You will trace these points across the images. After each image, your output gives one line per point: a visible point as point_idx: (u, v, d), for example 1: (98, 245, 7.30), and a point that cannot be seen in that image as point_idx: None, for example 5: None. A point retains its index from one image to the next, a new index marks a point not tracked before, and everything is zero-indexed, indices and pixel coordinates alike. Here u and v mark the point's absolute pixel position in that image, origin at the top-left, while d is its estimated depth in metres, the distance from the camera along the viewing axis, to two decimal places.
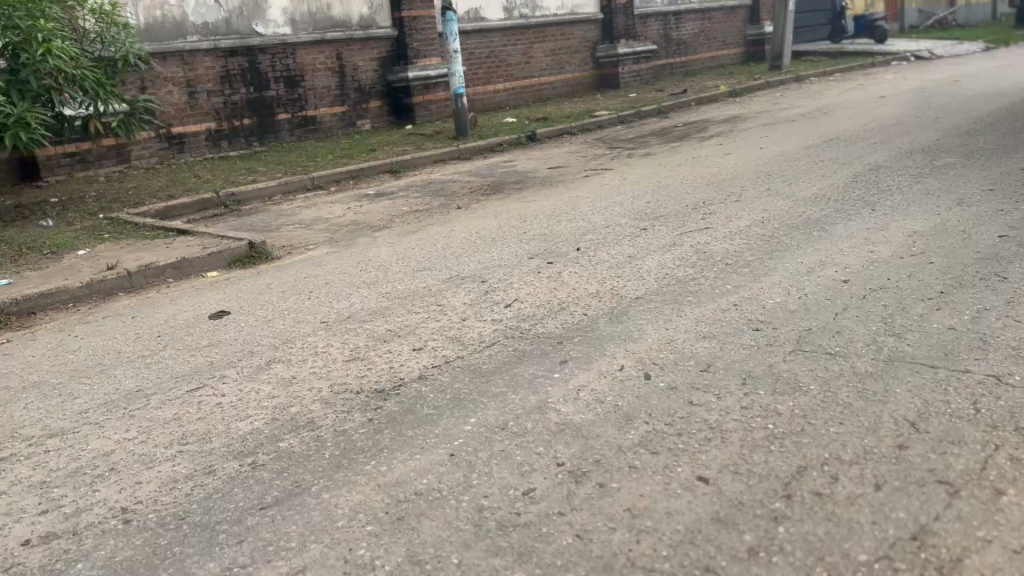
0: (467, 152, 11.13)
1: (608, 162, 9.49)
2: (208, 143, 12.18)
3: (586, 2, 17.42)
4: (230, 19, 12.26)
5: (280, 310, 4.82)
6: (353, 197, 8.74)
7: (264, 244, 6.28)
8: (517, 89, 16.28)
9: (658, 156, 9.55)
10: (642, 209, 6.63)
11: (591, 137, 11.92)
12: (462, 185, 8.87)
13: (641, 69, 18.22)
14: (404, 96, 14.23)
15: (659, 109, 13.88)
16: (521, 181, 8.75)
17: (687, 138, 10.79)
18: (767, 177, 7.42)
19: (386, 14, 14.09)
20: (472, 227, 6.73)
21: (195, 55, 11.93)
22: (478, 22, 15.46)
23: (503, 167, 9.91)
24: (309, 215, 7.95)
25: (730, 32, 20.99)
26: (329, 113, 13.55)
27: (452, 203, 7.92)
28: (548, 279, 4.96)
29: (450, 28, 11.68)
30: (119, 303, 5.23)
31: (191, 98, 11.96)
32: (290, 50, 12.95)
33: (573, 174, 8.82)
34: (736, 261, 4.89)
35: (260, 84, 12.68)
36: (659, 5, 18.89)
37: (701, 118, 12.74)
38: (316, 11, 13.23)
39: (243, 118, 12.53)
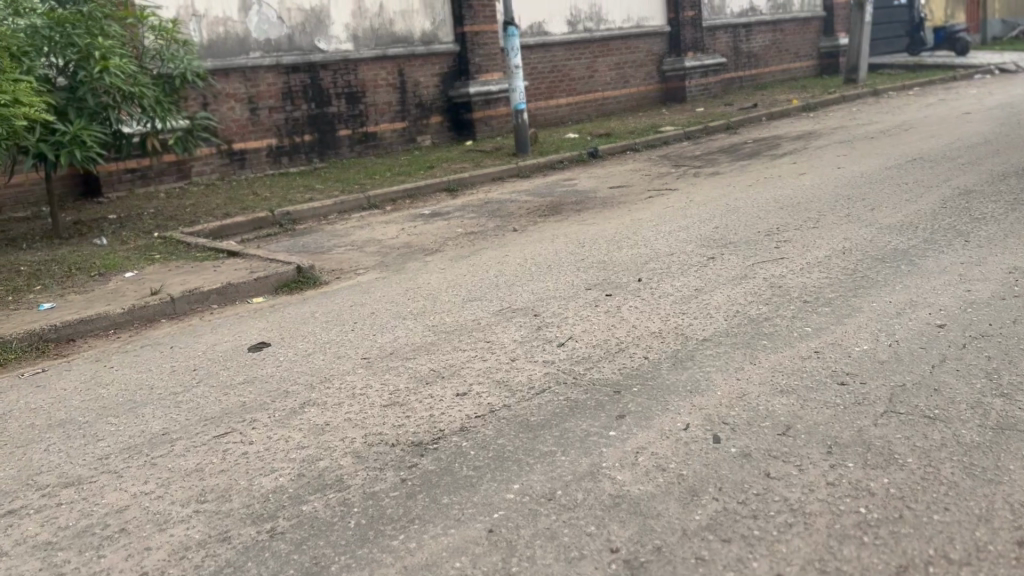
0: (526, 169, 10.82)
1: (672, 181, 9.06)
2: (268, 159, 12.16)
3: (652, 15, 16.99)
4: (293, 35, 12.26)
5: (321, 342, 4.55)
6: (408, 217, 8.51)
7: (312, 269, 6.07)
8: (580, 104, 15.94)
9: (726, 175, 9.07)
10: (709, 235, 6.20)
11: (656, 154, 11.49)
12: (520, 205, 8.56)
13: (709, 83, 17.68)
14: (465, 111, 14.02)
15: (728, 124, 13.35)
16: (581, 201, 8.38)
17: (757, 156, 10.28)
18: (846, 201, 6.90)
19: (448, 29, 13.94)
20: (527, 252, 6.40)
21: (257, 71, 11.94)
22: (541, 36, 15.21)
23: (563, 186, 9.57)
24: (362, 236, 7.74)
25: (803, 44, 20.26)
26: (390, 128, 13.42)
27: (509, 224, 7.60)
28: (607, 313, 4.59)
29: (511, 42, 11.43)
30: (160, 330, 5.07)
31: (253, 115, 11.96)
32: (351, 66, 12.87)
33: (636, 195, 8.42)
34: (816, 299, 4.44)
35: (321, 100, 12.62)
36: (728, 17, 18.34)
37: (772, 134, 12.18)
38: (378, 27, 13.15)
39: (304, 134, 12.48)
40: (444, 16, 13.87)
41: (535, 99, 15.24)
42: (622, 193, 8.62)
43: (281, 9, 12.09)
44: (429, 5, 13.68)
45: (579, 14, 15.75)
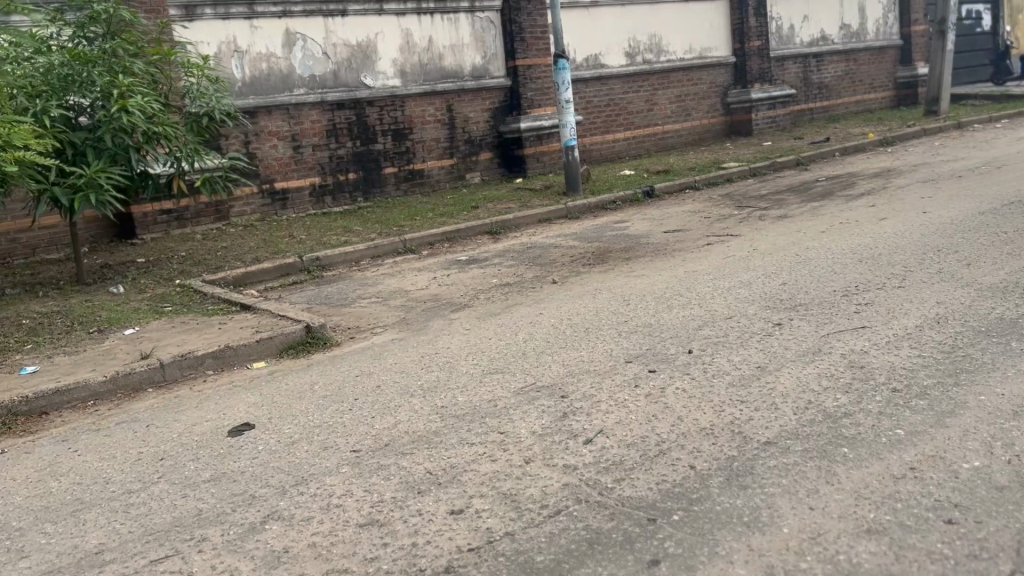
0: (576, 210, 10.14)
1: (735, 225, 8.24)
2: (311, 199, 11.76)
3: (717, 45, 16.21)
4: (339, 71, 11.90)
5: (310, 425, 3.91)
6: (444, 264, 7.90)
7: (324, 327, 5.48)
8: (638, 139, 15.22)
9: (796, 219, 8.20)
10: (774, 295, 5.39)
11: (718, 193, 10.66)
12: (565, 251, 7.86)
13: (777, 115, 16.76)
14: (517, 147, 13.46)
15: (797, 160, 12.43)
16: (631, 248, 7.64)
17: (829, 196, 9.38)
18: (935, 253, 6.01)
19: (499, 64, 13.46)
20: (565, 309, 5.69)
21: (301, 108, 11.59)
22: (597, 68, 14.59)
23: (614, 229, 8.85)
24: (391, 286, 7.15)
25: (878, 74, 19.18)
26: (438, 165, 12.93)
27: (551, 275, 6.89)
28: (647, 397, 3.83)
29: (561, 76, 10.83)
30: (141, 403, 4.53)
31: (296, 153, 11.59)
32: (399, 102, 12.45)
33: (693, 241, 7.64)
34: (907, 389, 3.61)
35: (367, 137, 12.20)
36: (797, 46, 17.44)
37: (845, 172, 11.25)
38: (427, 62, 12.73)
39: (348, 172, 12.06)
40: (495, 50, 13.41)
41: (591, 133, 14.59)
42: (677, 239, 7.86)
43: (326, 44, 11.76)
44: (480, 39, 13.23)
45: (638, 45, 15.10)
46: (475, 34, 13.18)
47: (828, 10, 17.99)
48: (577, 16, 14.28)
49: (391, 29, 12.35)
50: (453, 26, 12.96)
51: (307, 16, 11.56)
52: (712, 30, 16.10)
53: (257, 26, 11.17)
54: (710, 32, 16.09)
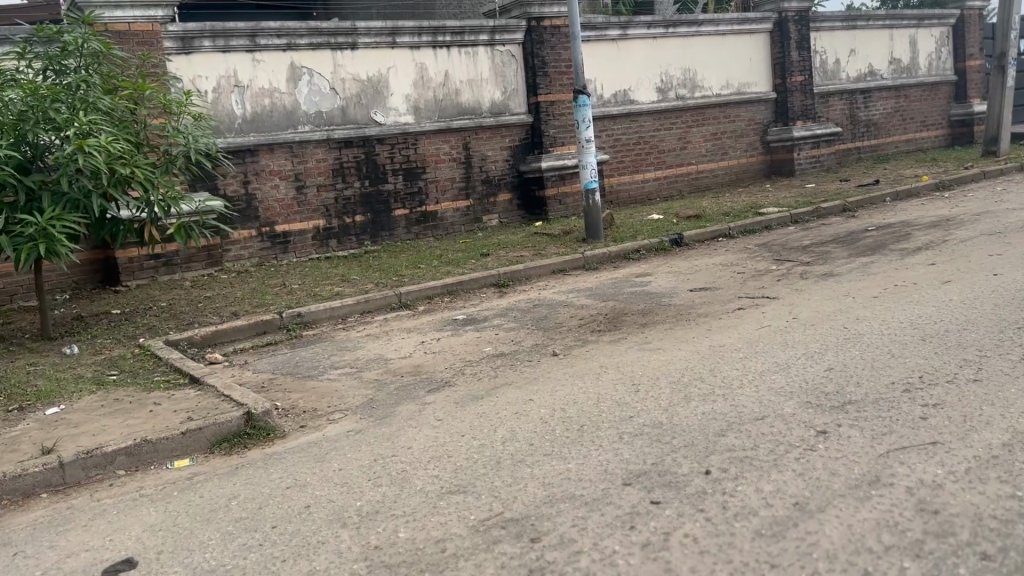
0: (595, 260, 9.20)
1: (773, 284, 7.22)
2: (315, 242, 11.01)
3: (756, 81, 15.24)
4: (347, 107, 11.19)
5: (203, 570, 3.04)
6: (439, 324, 7.01)
7: (269, 412, 4.58)
8: (670, 179, 14.29)
9: (845, 278, 7.16)
10: (814, 387, 4.39)
11: (754, 242, 9.65)
12: (575, 311, 6.91)
13: (822, 154, 15.69)
14: (538, 188, 12.63)
15: (843, 206, 11.38)
16: (650, 310, 6.67)
17: (880, 250, 8.33)
18: (1015, 333, 4.96)
19: (520, 99, 12.69)
20: (561, 394, 4.74)
21: (306, 146, 10.88)
22: (626, 104, 13.71)
23: (634, 285, 7.90)
24: (373, 351, 6.26)
25: (930, 112, 18.01)
26: (452, 207, 12.13)
27: (555, 344, 5.92)
28: (644, 549, 2.85)
29: (582, 113, 9.98)
30: (23, 517, 3.71)
31: (299, 194, 10.86)
32: (412, 140, 11.70)
33: (721, 302, 6.66)
34: (1002, 559, 2.60)
35: (376, 177, 11.45)
36: (842, 82, 16.41)
37: (896, 220, 10.17)
38: (443, 97, 11.99)
39: (355, 214, 11.30)
40: (516, 85, 12.63)
41: (618, 173, 13.70)
42: (704, 299, 6.87)
43: (334, 79, 11.07)
44: (499, 73, 12.47)
45: (670, 80, 14.20)
46: (495, 68, 12.42)
47: (876, 43, 16.94)
48: (605, 49, 13.45)
49: (404, 63, 11.65)
50: (471, 60, 12.23)
51: (314, 49, 10.90)
52: (751, 65, 15.14)
53: (259, 59, 10.56)
54: (749, 67, 15.14)
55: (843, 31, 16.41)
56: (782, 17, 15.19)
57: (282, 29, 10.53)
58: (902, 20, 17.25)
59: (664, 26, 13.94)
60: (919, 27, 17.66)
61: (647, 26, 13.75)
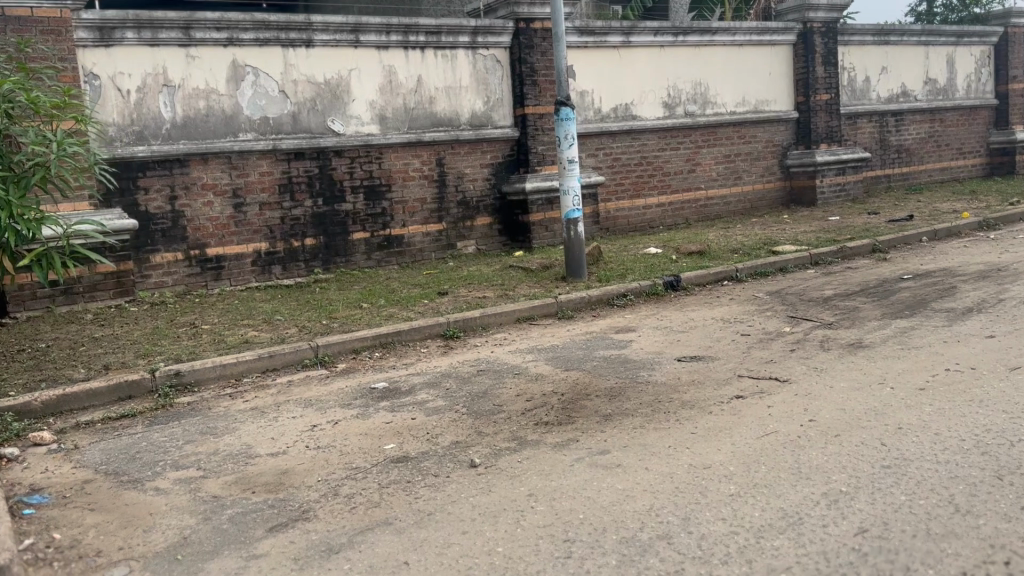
0: (573, 306, 7.61)
1: (785, 355, 5.60)
2: (254, 268, 9.51)
3: (776, 98, 13.63)
4: (298, 114, 9.70)
5: None
6: (351, 392, 5.43)
7: (6, 569, 3.07)
8: (674, 205, 12.71)
9: (879, 351, 5.54)
10: (839, 573, 2.79)
11: (765, 290, 8.05)
12: (525, 384, 5.32)
13: (847, 182, 14.04)
14: (521, 212, 11.09)
15: (872, 245, 9.74)
16: (621, 387, 5.07)
17: (921, 309, 6.70)
18: None
19: (505, 111, 11.15)
20: (456, 545, 3.15)
21: (247, 157, 9.41)
22: (628, 120, 12.15)
23: (612, 344, 6.31)
24: (246, 435, 4.71)
25: (968, 138, 16.33)
26: (421, 231, 10.61)
27: (483, 438, 4.31)
28: None
29: (564, 128, 8.41)
30: None
31: (237, 212, 9.38)
32: (375, 154, 10.18)
33: (714, 381, 5.05)
34: None
35: (331, 195, 9.93)
36: (872, 102, 14.78)
37: (934, 267, 8.55)
38: (415, 106, 10.47)
39: (305, 237, 9.78)
40: (501, 94, 11.10)
41: (616, 198, 12.13)
42: (693, 374, 5.27)
43: (284, 81, 9.60)
44: (482, 80, 10.95)
45: (678, 95, 12.61)
46: (476, 74, 10.89)
47: (911, 61, 15.29)
48: (605, 57, 11.90)
49: (370, 65, 10.14)
50: (450, 64, 10.70)
51: (261, 46, 9.44)
52: (770, 80, 13.54)
53: (195, 55, 9.12)
54: (768, 83, 13.54)
55: (875, 46, 14.78)
56: (807, 28, 13.58)
57: (222, 21, 9.09)
58: (940, 36, 15.58)
59: (673, 34, 12.36)
60: (958, 44, 15.98)
61: (654, 33, 12.17)
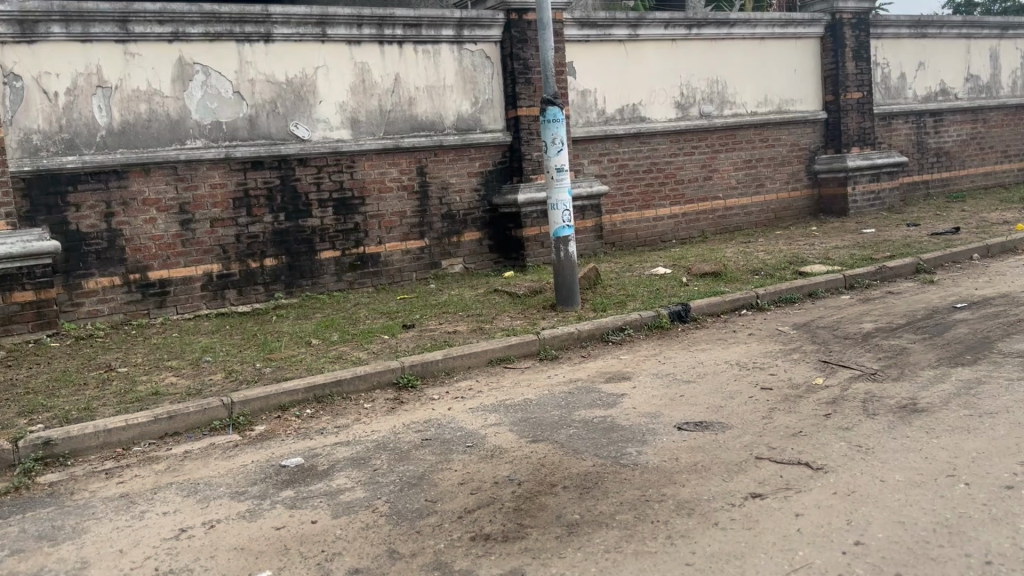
0: (559, 343, 6.37)
1: (817, 422, 4.32)
2: (204, 293, 8.36)
3: (802, 97, 12.30)
4: (256, 118, 8.56)
5: None
6: (256, 471, 4.25)
7: None
8: (689, 216, 11.43)
9: (940, 418, 4.25)
10: None
11: (790, 322, 6.76)
12: (476, 462, 4.09)
13: (882, 189, 12.66)
14: (514, 226, 9.87)
15: (916, 265, 8.40)
16: (598, 472, 3.82)
17: (987, 354, 5.39)
18: None
19: (496, 113, 9.94)
20: None
21: (196, 167, 8.27)
22: (635, 122, 10.89)
23: (599, 399, 5.06)
24: (91, 546, 3.54)
25: (1015, 140, 14.87)
26: (400, 248, 9.42)
27: (392, 563, 3.08)
28: None
29: (552, 131, 7.17)
30: None
31: (184, 230, 8.25)
32: (346, 162, 9.01)
33: (723, 466, 3.79)
34: None
35: (295, 209, 8.76)
36: (908, 101, 13.40)
37: (993, 293, 7.21)
38: (392, 107, 9.29)
39: (264, 256, 8.62)
40: (491, 95, 9.89)
41: (622, 209, 10.88)
42: (696, 452, 4.01)
43: (239, 81, 8.47)
44: (469, 79, 9.74)
45: (692, 94, 11.34)
46: (463, 72, 9.69)
47: (952, 55, 13.89)
48: (609, 52, 10.66)
49: (339, 62, 8.97)
50: (432, 60, 9.51)
51: (212, 41, 8.31)
52: (796, 77, 12.22)
53: (134, 52, 8.01)
54: (793, 80, 12.22)
55: (911, 40, 13.41)
56: (836, 18, 12.24)
57: (164, 13, 7.98)
58: (984, 28, 14.16)
59: (686, 26, 11.10)
60: (1004, 37, 14.54)
61: (665, 26, 10.91)
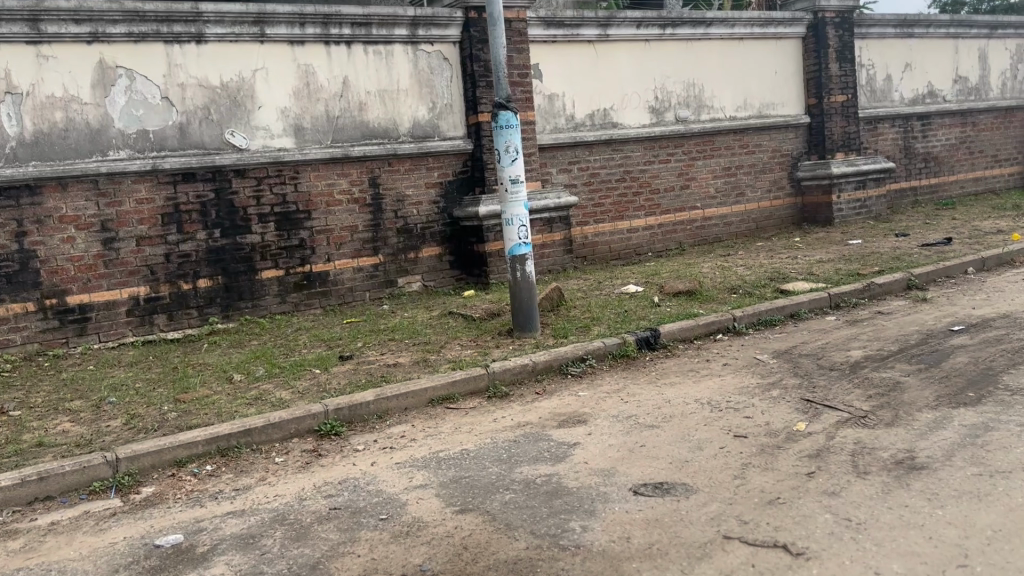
0: (512, 377, 5.66)
1: (798, 484, 3.63)
2: (129, 319, 7.61)
3: (784, 100, 11.68)
4: (187, 126, 7.83)
5: None
6: (126, 552, 3.52)
7: None
8: (665, 227, 10.76)
9: (945, 479, 3.55)
10: None
11: (771, 349, 6.08)
12: (388, 541, 3.37)
13: (869, 197, 12.04)
14: (476, 240, 9.17)
15: (907, 282, 7.75)
16: (529, 558, 3.11)
17: (993, 391, 4.72)
18: None
19: (455, 119, 9.25)
20: None
21: (119, 181, 7.53)
22: (607, 128, 10.22)
23: (547, 450, 4.35)
24: None
25: (1005, 144, 14.31)
26: (350, 266, 8.69)
27: None
28: None
29: (504, 139, 6.47)
30: None
31: (107, 250, 7.51)
32: (289, 173, 8.29)
33: (683, 549, 3.09)
34: None
35: (232, 225, 8.02)
36: (895, 104, 12.80)
37: (993, 314, 6.56)
38: (341, 113, 8.58)
39: (197, 277, 7.89)
40: (449, 100, 9.20)
41: (593, 221, 10.20)
42: (652, 528, 3.30)
43: (168, 85, 7.74)
44: (425, 82, 9.04)
45: (667, 97, 10.68)
46: (418, 75, 8.99)
47: (939, 56, 13.30)
48: (578, 53, 9.99)
49: (281, 64, 8.26)
50: (384, 62, 8.80)
51: (136, 42, 7.57)
52: (777, 79, 11.59)
53: (49, 55, 7.25)
54: (774, 82, 11.59)
55: (897, 40, 12.81)
56: (818, 18, 11.62)
57: (81, 12, 7.23)
58: (973, 28, 13.59)
59: (660, 26, 10.45)
60: (993, 38, 13.98)
61: (637, 25, 10.25)
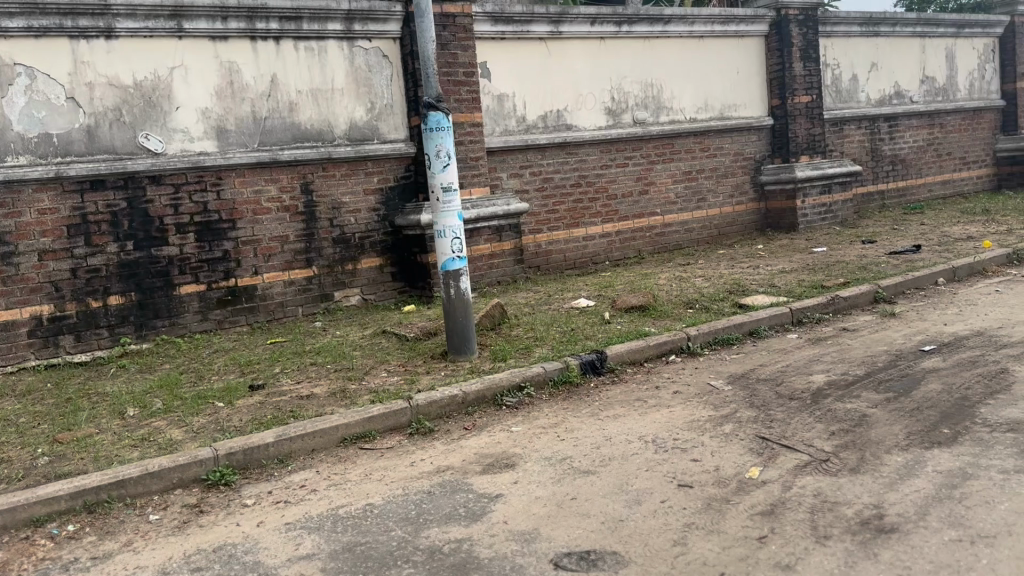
0: (439, 409, 5.06)
1: (746, 554, 3.07)
2: (31, 341, 6.92)
3: (746, 101, 11.20)
4: (96, 128, 7.14)
5: None
6: None
7: None
8: (623, 235, 10.23)
9: (918, 547, 3.01)
10: None
11: (726, 373, 5.55)
12: None
13: (834, 201, 11.62)
14: (419, 251, 8.56)
15: (873, 294, 7.27)
16: None
17: (969, 427, 4.20)
18: None
19: (396, 120, 8.64)
20: None
21: (18, 189, 6.83)
22: (560, 130, 9.66)
23: (464, 504, 3.77)
24: None
25: (972, 146, 13.97)
26: (281, 279, 8.05)
27: None
28: None
29: (435, 143, 5.87)
30: None
31: (4, 265, 6.81)
32: (211, 179, 7.62)
33: None
34: None
35: (147, 236, 7.35)
36: (861, 105, 12.39)
37: (965, 331, 6.08)
38: (269, 114, 7.93)
39: (107, 294, 7.21)
40: (389, 100, 8.59)
41: (546, 228, 9.64)
42: None
43: (74, 85, 7.04)
44: (362, 81, 8.42)
45: (624, 98, 10.15)
46: (355, 73, 8.37)
47: (905, 56, 12.92)
48: (528, 51, 9.42)
49: (202, 62, 7.59)
50: (318, 59, 8.17)
51: (37, 37, 6.86)
52: (739, 79, 11.11)
53: None
54: (736, 82, 11.11)
55: (862, 39, 12.40)
56: (781, 15, 11.16)
57: None
58: (939, 26, 13.22)
59: (615, 22, 9.93)
60: (959, 37, 13.63)
61: (591, 22, 9.72)
